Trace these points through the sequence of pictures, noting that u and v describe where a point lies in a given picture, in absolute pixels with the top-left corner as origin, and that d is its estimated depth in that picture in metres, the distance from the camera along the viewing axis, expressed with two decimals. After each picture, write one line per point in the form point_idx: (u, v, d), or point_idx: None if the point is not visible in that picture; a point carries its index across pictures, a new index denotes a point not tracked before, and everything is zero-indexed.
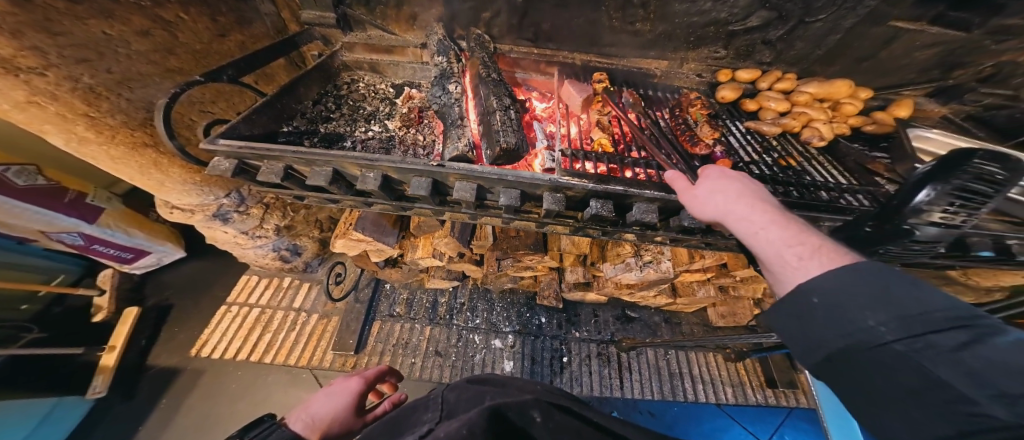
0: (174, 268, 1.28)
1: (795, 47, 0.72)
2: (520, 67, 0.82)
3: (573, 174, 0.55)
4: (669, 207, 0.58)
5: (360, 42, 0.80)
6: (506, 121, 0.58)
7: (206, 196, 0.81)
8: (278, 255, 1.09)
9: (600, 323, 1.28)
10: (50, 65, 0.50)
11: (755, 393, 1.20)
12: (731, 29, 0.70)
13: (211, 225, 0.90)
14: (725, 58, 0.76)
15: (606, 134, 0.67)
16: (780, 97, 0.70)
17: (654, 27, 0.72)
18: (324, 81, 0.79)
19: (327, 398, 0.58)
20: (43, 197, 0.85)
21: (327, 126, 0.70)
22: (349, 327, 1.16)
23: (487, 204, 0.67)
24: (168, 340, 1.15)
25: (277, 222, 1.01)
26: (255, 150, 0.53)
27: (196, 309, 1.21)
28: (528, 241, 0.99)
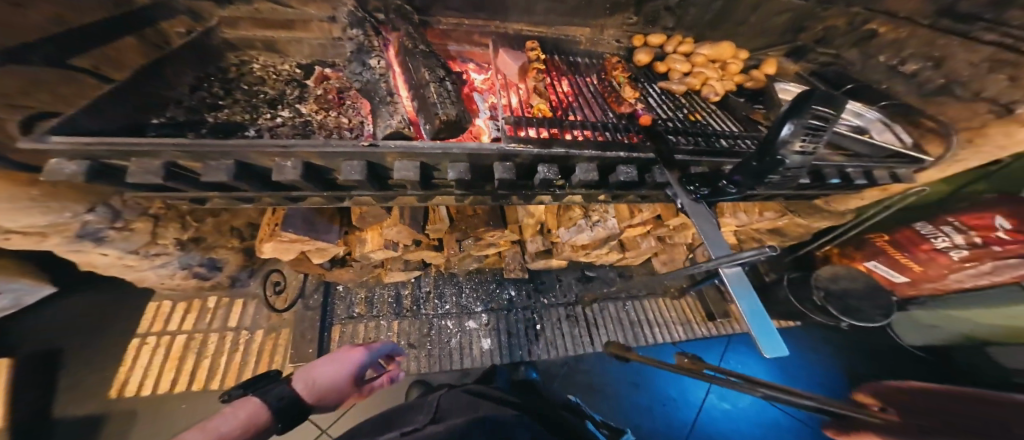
0: (38, 314, 1.03)
1: (692, 13, 0.82)
2: (453, 40, 0.78)
3: (520, 140, 0.56)
4: (607, 165, 0.62)
5: (244, 17, 0.70)
6: (442, 94, 0.57)
7: (60, 215, 0.63)
8: (189, 273, 0.98)
9: (565, 287, 1.35)
10: None
11: (699, 327, 1.33)
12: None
13: (81, 249, 0.74)
14: (637, 24, 0.83)
15: (543, 100, 0.67)
16: (680, 59, 0.79)
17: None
18: (203, 64, 0.67)
19: (329, 366, 0.64)
20: None
21: (217, 115, 0.60)
22: (304, 336, 1.06)
23: (437, 183, 0.66)
24: (66, 390, 0.95)
25: (177, 236, 0.88)
26: (114, 145, 0.43)
27: (95, 352, 1.02)
28: (488, 219, 1.00)
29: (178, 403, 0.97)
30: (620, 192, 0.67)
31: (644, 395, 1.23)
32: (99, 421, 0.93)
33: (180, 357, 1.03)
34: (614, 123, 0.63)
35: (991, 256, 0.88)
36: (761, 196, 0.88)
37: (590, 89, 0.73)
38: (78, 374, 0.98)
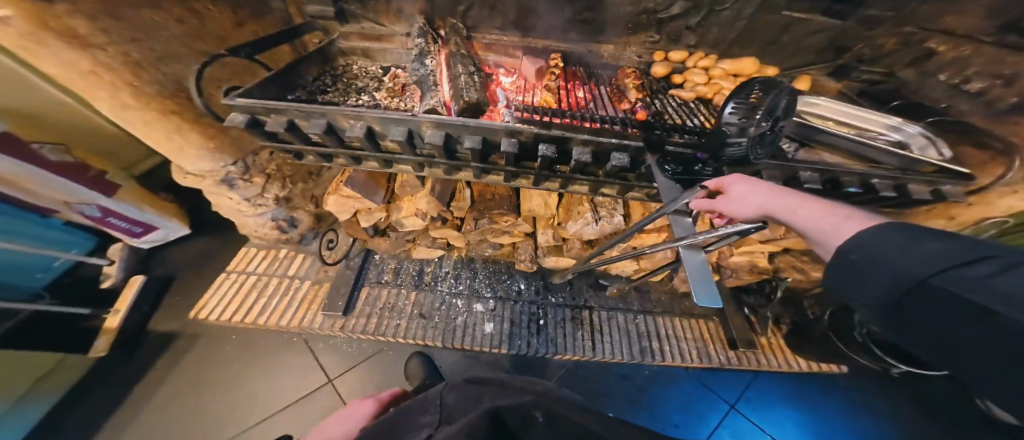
0: (178, 246, 1.39)
1: (715, 31, 0.87)
2: (492, 51, 0.96)
3: (524, 121, 0.71)
4: (601, 152, 0.72)
5: (355, 32, 0.95)
6: (469, 82, 0.75)
7: (216, 163, 0.94)
8: (276, 225, 1.21)
9: (575, 290, 1.37)
10: (111, 42, 0.66)
11: (717, 354, 1.24)
12: (660, 16, 0.84)
13: (219, 191, 1.03)
14: (659, 41, 0.90)
15: (551, 94, 0.80)
16: (700, 72, 0.86)
17: (599, 15, 0.86)
18: (323, 63, 0.93)
19: (341, 422, 0.76)
20: (72, 172, 0.96)
21: (325, 97, 0.83)
22: (339, 290, 1.26)
23: (458, 156, 0.82)
24: (169, 308, 1.26)
25: (277, 192, 1.12)
26: (266, 104, 0.65)
27: (200, 277, 1.33)
28: (503, 203, 1.11)
29: (229, 334, 1.23)
30: (618, 181, 0.81)
31: (645, 416, 1.19)
32: (182, 333, 1.21)
33: (248, 292, 1.25)
34: (614, 117, 0.73)
35: None
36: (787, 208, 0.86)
37: (603, 94, 0.83)
38: (187, 293, 1.29)
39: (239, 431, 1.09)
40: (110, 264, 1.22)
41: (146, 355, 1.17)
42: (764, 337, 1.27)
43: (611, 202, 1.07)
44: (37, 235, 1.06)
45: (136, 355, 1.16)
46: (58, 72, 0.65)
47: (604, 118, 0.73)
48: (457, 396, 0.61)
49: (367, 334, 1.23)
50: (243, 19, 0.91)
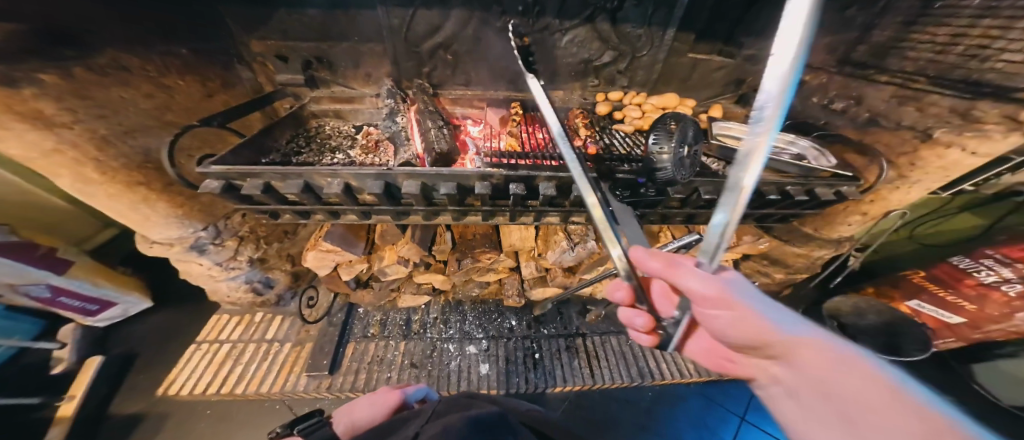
0: (139, 324, 1.28)
1: (642, 73, 1.04)
2: (459, 105, 1.09)
3: (493, 165, 0.82)
4: (564, 184, 0.84)
5: (326, 96, 1.03)
6: (439, 134, 0.85)
7: (187, 229, 0.92)
8: (251, 287, 1.17)
9: (565, 319, 1.46)
10: (78, 121, 0.64)
11: (712, 366, 1.34)
12: (595, 64, 1.00)
13: (188, 257, 1.00)
14: (599, 85, 1.07)
15: (514, 139, 0.94)
16: (636, 108, 1.02)
17: (545, 67, 1.01)
18: (296, 126, 0.99)
19: (371, 408, 0.73)
20: (13, 252, 0.89)
21: (300, 158, 0.87)
22: (324, 349, 1.21)
23: (435, 201, 0.89)
24: (131, 390, 1.13)
25: (251, 254, 1.10)
26: (238, 170, 0.67)
27: (163, 355, 1.22)
28: (483, 242, 1.21)
29: (206, 407, 1.13)
30: (579, 207, 0.91)
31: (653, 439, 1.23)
32: (154, 410, 1.10)
33: (222, 362, 1.16)
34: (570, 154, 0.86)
35: None
36: (732, 217, 0.99)
37: (558, 134, 0.96)
38: (145, 376, 1.17)
39: None
40: (62, 348, 1.11)
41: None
42: None
43: (582, 230, 1.19)
44: None
45: None
46: (17, 154, 0.62)
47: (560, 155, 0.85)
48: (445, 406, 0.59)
49: (355, 391, 1.18)
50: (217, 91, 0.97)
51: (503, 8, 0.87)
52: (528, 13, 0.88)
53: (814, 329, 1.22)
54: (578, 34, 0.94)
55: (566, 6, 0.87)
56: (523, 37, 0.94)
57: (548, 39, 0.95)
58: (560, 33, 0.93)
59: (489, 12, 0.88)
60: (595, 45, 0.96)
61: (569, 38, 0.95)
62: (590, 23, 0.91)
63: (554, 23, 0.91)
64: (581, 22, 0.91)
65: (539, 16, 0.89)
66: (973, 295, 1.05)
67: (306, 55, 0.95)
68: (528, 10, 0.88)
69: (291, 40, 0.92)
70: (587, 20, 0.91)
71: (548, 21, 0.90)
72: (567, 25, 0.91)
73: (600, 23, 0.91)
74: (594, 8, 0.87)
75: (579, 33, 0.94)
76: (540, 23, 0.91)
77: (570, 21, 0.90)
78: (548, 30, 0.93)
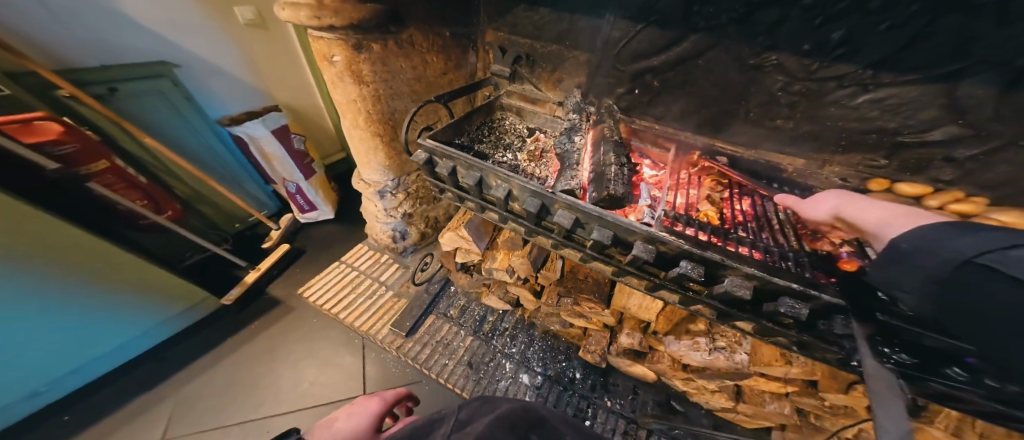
0: (320, 227, 1.72)
1: (1000, 171, 0.58)
2: (638, 137, 0.93)
3: (670, 232, 0.65)
4: (766, 290, 0.61)
5: (518, 92, 1.04)
6: (618, 175, 0.70)
7: (382, 176, 1.24)
8: (391, 235, 1.42)
9: (636, 402, 1.17)
10: (374, 83, 0.98)
11: None
12: (900, 137, 0.64)
13: (372, 198, 1.32)
14: (885, 168, 0.69)
15: (714, 208, 0.74)
16: (954, 219, 0.61)
17: (796, 125, 0.74)
18: (487, 114, 1.04)
19: (351, 418, 0.69)
20: (297, 157, 1.51)
21: (480, 147, 0.92)
22: (411, 311, 1.32)
23: (575, 237, 0.78)
24: (291, 276, 1.51)
25: (407, 209, 1.37)
26: (442, 151, 0.78)
27: (319, 259, 1.57)
28: (593, 288, 1.05)
29: (313, 316, 1.37)
30: (774, 325, 0.66)
31: None
32: (288, 300, 1.43)
33: (346, 284, 1.43)
34: (788, 252, 0.64)
35: None
36: None
37: (777, 217, 0.72)
38: (301, 269, 1.54)
39: (275, 412, 1.13)
40: (277, 228, 1.58)
41: (270, 301, 1.42)
42: None
43: (733, 334, 0.96)
44: (252, 192, 1.62)
45: (246, 310, 1.39)
46: (339, 99, 1.01)
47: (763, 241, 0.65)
48: (470, 410, 0.55)
49: (419, 363, 1.22)
50: (432, 65, 1.06)
51: (774, 43, 0.65)
52: (817, 54, 0.63)
53: None
54: (897, 96, 0.60)
55: (909, 51, 0.55)
56: (784, 84, 0.70)
57: (828, 93, 0.67)
58: (859, 89, 0.63)
59: (750, 46, 0.68)
60: (929, 114, 0.59)
61: (870, 98, 0.63)
62: (944, 81, 0.54)
63: (856, 73, 0.62)
64: (920, 79, 0.57)
65: (834, 61, 0.62)
66: None
67: (520, 51, 0.98)
68: (821, 50, 0.62)
69: (516, 34, 0.97)
70: (940, 78, 0.55)
71: (848, 69, 0.62)
72: (882, 81, 0.60)
73: (965, 88, 0.53)
74: (977, 62, 0.50)
75: (899, 94, 0.60)
76: (827, 71, 0.64)
77: (896, 75, 0.58)
78: (838, 81, 0.64)
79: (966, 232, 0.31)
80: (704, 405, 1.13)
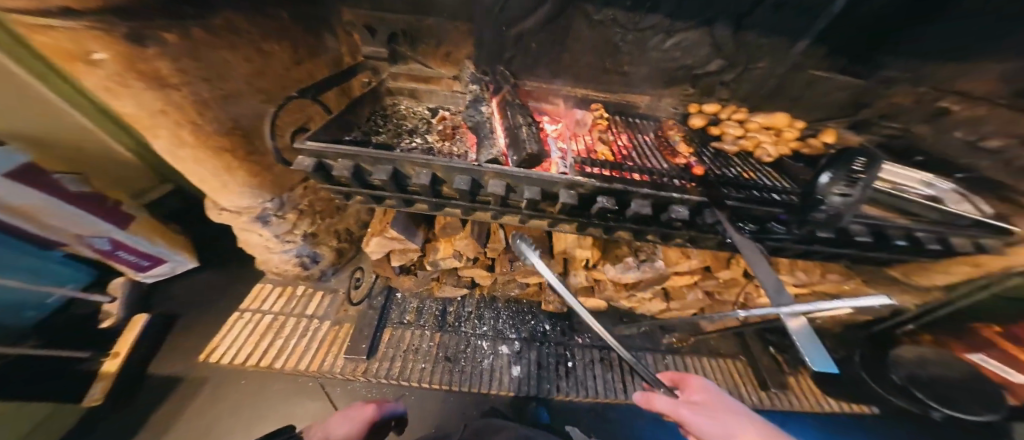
0: (184, 281, 1.39)
1: (745, 87, 0.94)
2: (532, 97, 1.00)
3: (585, 175, 0.72)
4: (661, 203, 0.74)
5: (404, 73, 0.99)
6: (530, 134, 0.72)
7: (256, 200, 0.99)
8: (298, 261, 1.25)
9: (600, 330, 1.38)
10: (183, 84, 0.68)
11: (748, 395, 1.22)
12: (696, 72, 0.90)
13: (251, 226, 1.07)
14: (693, 95, 0.96)
15: (608, 148, 0.84)
16: (737, 125, 0.92)
17: (636, 69, 0.92)
18: (374, 103, 0.95)
19: (343, 422, 0.72)
20: (89, 204, 0.99)
21: (378, 138, 0.85)
22: (362, 332, 1.21)
23: (510, 203, 0.81)
24: (173, 347, 1.22)
25: (306, 229, 1.17)
26: (337, 149, 0.67)
27: (213, 318, 1.30)
28: (537, 245, 1.15)
29: (240, 378, 1.16)
30: (666, 230, 0.84)
31: None
32: (191, 374, 1.16)
33: (262, 335, 1.19)
34: (671, 171, 0.77)
35: None
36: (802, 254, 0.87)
37: (647, 144, 0.88)
38: (189, 333, 1.25)
39: None
40: (111, 302, 1.18)
41: (155, 399, 1.10)
42: (793, 374, 1.29)
43: (649, 247, 1.18)
44: (37, 268, 1.04)
45: (129, 402, 1.08)
46: (128, 111, 0.67)
47: (654, 164, 0.80)
48: None
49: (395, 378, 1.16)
50: (276, 58, 0.88)
51: (607, 1, 0.76)
52: (636, 8, 0.77)
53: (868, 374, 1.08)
54: (685, 38, 0.83)
55: (683, 6, 0.74)
56: (621, 36, 0.84)
57: (648, 41, 0.84)
58: (665, 36, 0.83)
59: (591, 3, 0.78)
60: (704, 51, 0.85)
61: (673, 42, 0.84)
62: (706, 26, 0.79)
63: (661, 23, 0.79)
64: (693, 25, 0.79)
65: (648, 13, 0.77)
66: None
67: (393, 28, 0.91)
68: (638, 4, 0.75)
69: (382, 11, 0.88)
70: (704, 23, 0.78)
71: (656, 20, 0.79)
72: (676, 28, 0.80)
73: (717, 29, 0.79)
74: (717, 12, 0.75)
75: (686, 38, 0.82)
76: (644, 22, 0.80)
77: (681, 23, 0.79)
78: (652, 31, 0.82)
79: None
80: (648, 315, 1.39)
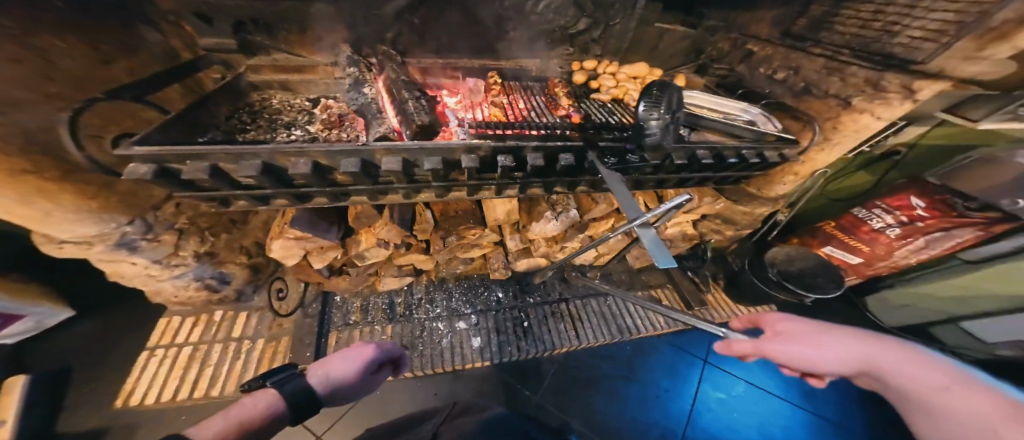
0: (48, 337, 1.10)
1: (611, 45, 1.08)
2: (430, 75, 0.99)
3: (479, 137, 0.76)
4: (550, 153, 0.83)
5: (268, 65, 0.83)
6: (418, 106, 0.71)
7: (106, 224, 0.73)
8: (201, 285, 1.01)
9: (549, 287, 1.53)
10: None
11: (678, 315, 1.54)
12: (570, 32, 1.01)
13: (114, 256, 0.81)
14: (574, 53, 1.08)
15: (498, 109, 0.90)
16: (611, 77, 1.06)
17: (519, 34, 0.98)
18: (236, 100, 0.79)
19: (345, 361, 0.73)
20: None
21: (246, 135, 0.68)
22: (303, 340, 1.12)
23: (417, 178, 0.76)
24: (78, 404, 1.01)
25: (196, 247, 0.92)
26: (175, 149, 0.49)
27: (110, 367, 1.08)
28: (467, 218, 1.12)
29: (180, 414, 1.01)
30: (566, 177, 0.94)
31: (636, 386, 1.45)
32: (115, 422, 0.98)
33: (187, 365, 1.06)
34: (555, 123, 0.87)
35: (919, 231, 1.17)
36: (675, 182, 1.08)
37: (539, 104, 0.97)
38: (78, 388, 1.03)
39: None
40: None
41: None
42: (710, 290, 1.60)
43: (563, 200, 1.26)
44: None
45: None
46: None
47: (541, 118, 0.90)
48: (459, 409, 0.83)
49: None
50: (72, 49, 0.58)
51: None
52: None
53: (755, 276, 1.38)
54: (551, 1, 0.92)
55: None
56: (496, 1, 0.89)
57: (521, 5, 0.91)
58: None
59: None
60: (570, 11, 0.95)
61: (544, 5, 0.92)
62: None
63: None
64: None
65: None
66: (867, 239, 1.31)
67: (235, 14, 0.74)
68: None
69: None
70: None
71: None
72: None
73: None
74: None
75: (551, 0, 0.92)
76: None
77: None
78: None
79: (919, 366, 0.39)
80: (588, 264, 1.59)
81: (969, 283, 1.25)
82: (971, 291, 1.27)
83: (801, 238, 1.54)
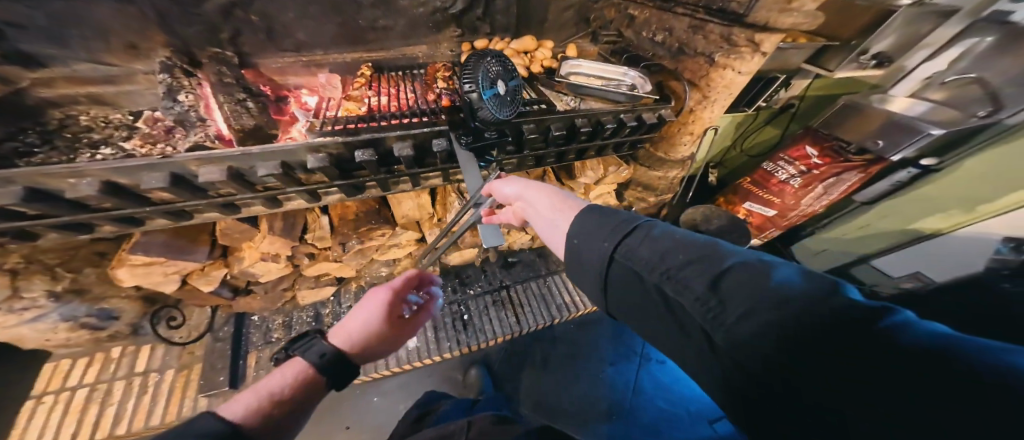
0: None
1: (500, 21, 1.04)
2: (289, 75, 0.91)
3: (324, 133, 0.66)
4: (422, 143, 0.76)
5: (63, 77, 0.72)
6: (233, 111, 0.63)
7: None
8: (75, 324, 0.94)
9: (490, 276, 1.51)
10: None
11: None
12: (451, 12, 0.95)
13: None
14: (464, 34, 1.03)
15: (355, 102, 0.83)
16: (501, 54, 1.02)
17: (393, 21, 0.92)
18: (19, 119, 0.72)
19: (362, 313, 0.71)
20: None
21: (33, 159, 0.64)
22: (214, 365, 1.09)
23: (266, 184, 0.69)
24: None
25: (48, 287, 0.84)
26: None
27: None
28: (368, 218, 1.03)
29: None
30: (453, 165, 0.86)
31: (584, 364, 1.49)
32: None
33: (82, 410, 1.02)
34: (426, 109, 0.79)
35: (817, 179, 1.12)
36: (576, 154, 1.11)
37: (414, 90, 0.91)
38: None
39: None
40: None
41: None
42: None
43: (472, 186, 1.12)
44: None
45: None
46: None
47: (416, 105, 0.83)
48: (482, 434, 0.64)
49: None
50: None
51: None
52: None
53: None
54: None
55: None
56: None
57: None
58: None
59: None
60: None
61: None
62: None
63: None
64: None
65: None
66: (776, 191, 1.25)
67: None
68: None
69: None
70: None
71: None
72: None
73: None
74: None
75: None
76: None
77: None
78: None
79: (599, 214, 0.45)
80: (527, 247, 1.57)
81: (867, 222, 1.25)
82: (875, 230, 1.27)
83: (723, 198, 1.47)
